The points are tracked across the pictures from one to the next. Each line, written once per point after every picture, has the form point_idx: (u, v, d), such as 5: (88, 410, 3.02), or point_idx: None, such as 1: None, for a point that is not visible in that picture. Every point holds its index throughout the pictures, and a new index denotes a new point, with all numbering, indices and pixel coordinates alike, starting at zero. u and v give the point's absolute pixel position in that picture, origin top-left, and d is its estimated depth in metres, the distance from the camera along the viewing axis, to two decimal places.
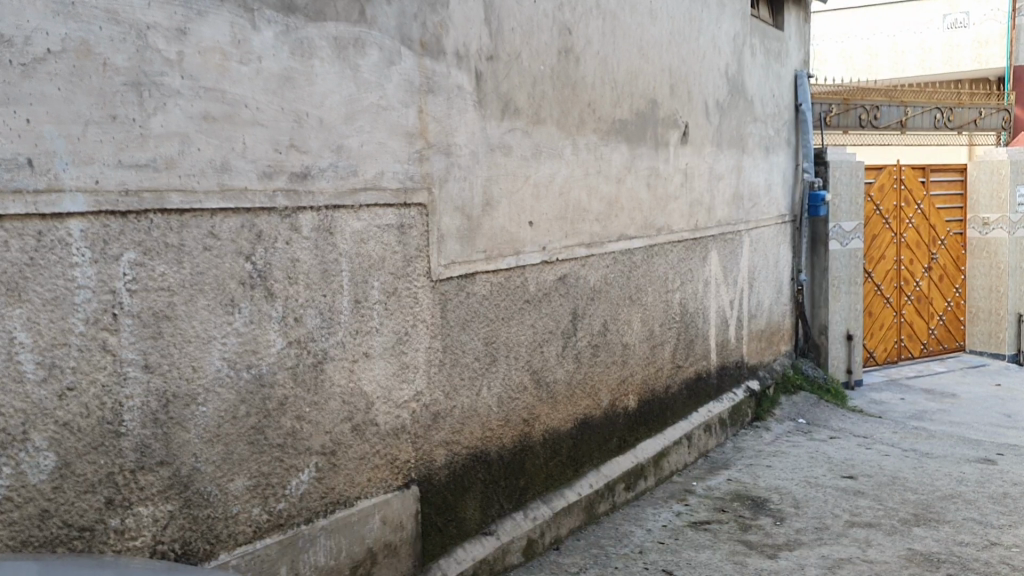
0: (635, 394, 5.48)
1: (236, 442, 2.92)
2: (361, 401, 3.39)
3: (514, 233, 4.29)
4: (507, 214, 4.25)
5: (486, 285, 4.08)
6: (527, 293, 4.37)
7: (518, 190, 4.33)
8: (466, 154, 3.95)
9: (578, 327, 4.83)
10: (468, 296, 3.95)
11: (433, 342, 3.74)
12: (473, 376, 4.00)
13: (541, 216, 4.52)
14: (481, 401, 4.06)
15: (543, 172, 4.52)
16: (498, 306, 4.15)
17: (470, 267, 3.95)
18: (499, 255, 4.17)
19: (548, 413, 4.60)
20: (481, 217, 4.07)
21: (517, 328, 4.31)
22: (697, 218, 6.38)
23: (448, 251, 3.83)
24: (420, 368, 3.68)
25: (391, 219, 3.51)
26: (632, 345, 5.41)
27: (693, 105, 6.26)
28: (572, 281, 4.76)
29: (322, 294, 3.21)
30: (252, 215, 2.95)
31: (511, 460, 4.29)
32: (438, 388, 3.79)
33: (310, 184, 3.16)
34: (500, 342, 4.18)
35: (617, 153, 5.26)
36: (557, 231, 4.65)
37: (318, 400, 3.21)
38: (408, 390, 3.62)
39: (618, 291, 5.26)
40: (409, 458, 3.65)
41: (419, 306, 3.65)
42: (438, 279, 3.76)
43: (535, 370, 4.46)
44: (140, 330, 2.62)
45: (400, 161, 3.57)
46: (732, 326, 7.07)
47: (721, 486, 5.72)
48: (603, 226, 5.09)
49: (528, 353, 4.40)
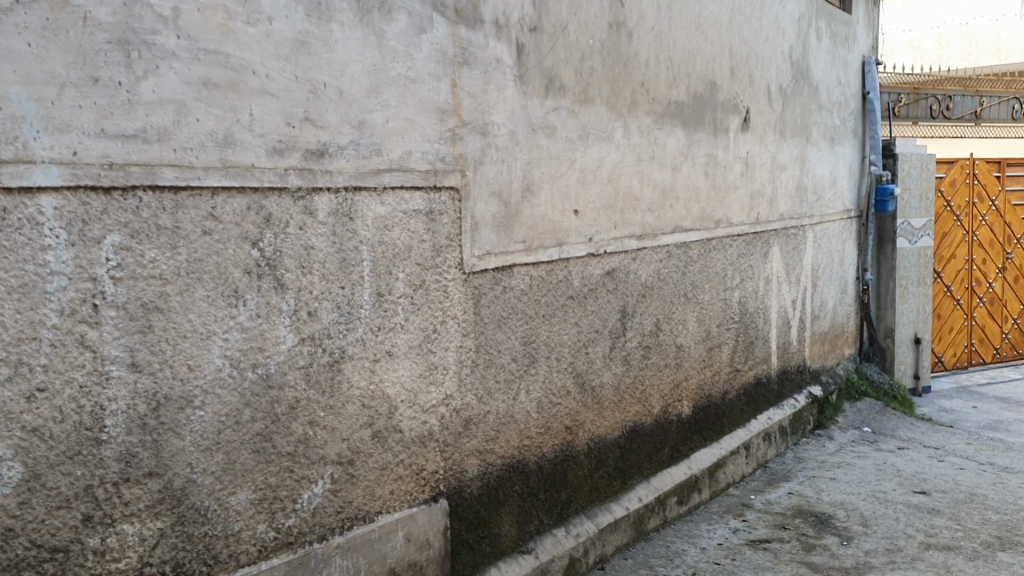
0: (689, 399, 5.08)
1: (239, 451, 2.59)
2: (384, 404, 3.05)
3: (557, 222, 3.93)
4: (550, 202, 3.88)
5: (526, 278, 3.72)
6: (571, 289, 4.00)
7: (562, 175, 3.96)
8: (505, 135, 3.59)
9: (628, 327, 4.45)
10: (505, 291, 3.59)
11: (465, 340, 3.39)
12: (509, 379, 3.65)
13: (588, 204, 4.15)
14: (519, 406, 3.71)
15: (591, 157, 4.15)
16: (538, 302, 3.79)
17: (507, 258, 3.60)
18: (540, 247, 3.81)
19: (594, 420, 4.22)
20: (521, 204, 3.71)
21: (560, 326, 3.94)
22: (759, 211, 5.95)
23: (483, 241, 3.48)
24: (450, 369, 3.33)
25: (420, 204, 3.17)
26: (687, 347, 5.01)
27: (754, 90, 5.83)
28: (621, 276, 4.38)
29: (340, 285, 2.88)
30: (260, 195, 2.61)
31: (551, 470, 3.93)
32: (470, 392, 3.44)
33: (327, 163, 2.82)
34: (540, 342, 3.82)
35: (673, 139, 4.85)
36: (605, 222, 4.28)
37: (334, 403, 2.87)
38: (437, 393, 3.28)
39: (672, 288, 4.86)
40: (437, 469, 3.30)
41: (449, 301, 3.31)
42: (472, 272, 3.41)
43: (579, 373, 4.10)
44: (125, 323, 2.31)
45: (430, 140, 3.22)
46: (794, 328, 6.62)
47: (782, 500, 5.30)
48: (656, 217, 4.70)
49: (571, 354, 4.03)
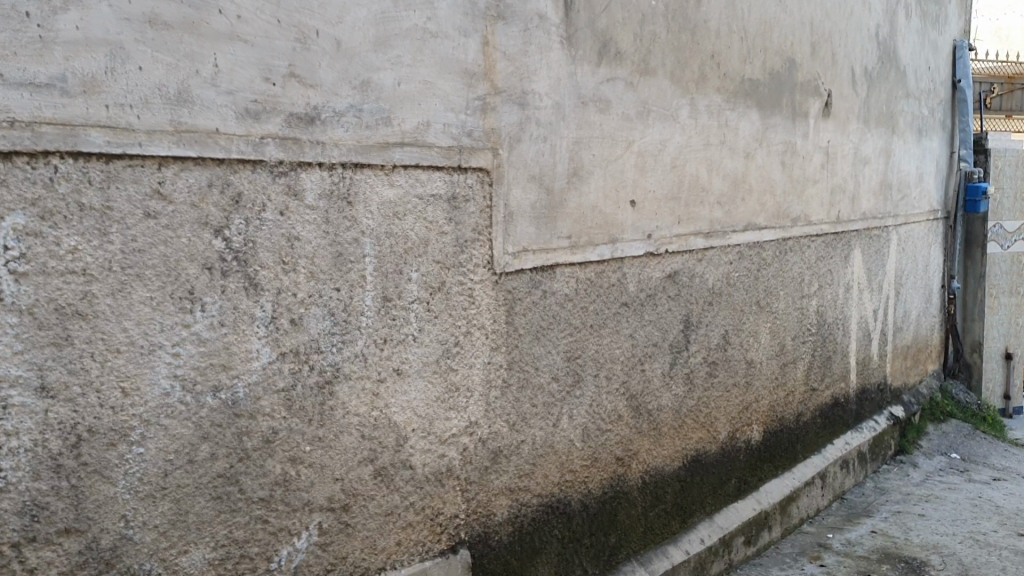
0: (759, 423, 4.42)
1: (193, 499, 2.01)
2: (390, 435, 2.46)
3: (610, 216, 3.30)
4: (602, 191, 3.26)
5: (571, 281, 3.10)
6: (626, 294, 3.38)
7: (618, 160, 3.33)
8: (548, 107, 2.97)
9: (691, 340, 3.80)
10: (545, 296, 2.98)
11: (494, 355, 2.78)
12: (548, 402, 3.04)
13: (647, 194, 3.52)
14: (560, 434, 3.10)
15: (651, 139, 3.51)
16: (586, 310, 3.17)
17: (549, 257, 2.99)
18: (588, 244, 3.19)
19: (649, 450, 3.60)
20: (566, 192, 3.09)
21: (611, 339, 3.32)
22: (840, 208, 5.26)
23: (518, 235, 2.87)
24: (475, 390, 2.73)
25: (439, 187, 2.56)
26: (757, 363, 4.35)
27: (838, 71, 5.13)
28: (684, 280, 3.74)
29: (334, 286, 2.29)
30: (227, 169, 2.03)
31: (598, 511, 3.32)
32: (500, 418, 2.84)
33: (319, 131, 2.23)
34: (587, 358, 3.20)
35: (746, 122, 4.19)
36: (667, 216, 3.64)
37: (324, 435, 2.28)
38: (458, 420, 2.67)
39: (743, 294, 4.20)
40: (457, 513, 2.70)
41: (476, 307, 2.71)
42: (504, 272, 2.80)
43: (633, 396, 3.47)
44: (31, 333, 1.74)
45: (455, 110, 2.62)
46: (875, 341, 5.91)
47: (864, 540, 4.60)
48: (726, 211, 4.05)
49: (624, 373, 3.41)
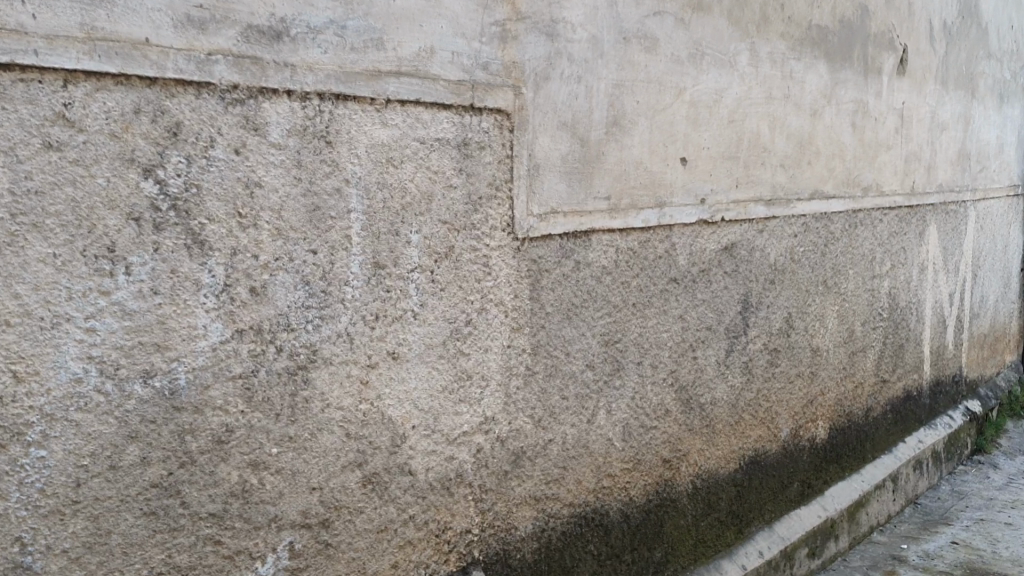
0: (824, 419, 3.90)
1: (117, 517, 1.57)
2: (382, 434, 1.99)
3: (656, 175, 2.80)
4: (648, 146, 2.76)
5: (611, 251, 2.61)
6: (675, 268, 2.87)
7: (667, 110, 2.82)
8: (582, 41, 2.48)
9: (750, 324, 3.29)
10: (578, 268, 2.49)
11: (516, 338, 2.30)
12: (582, 394, 2.55)
13: (700, 152, 3.01)
14: (597, 432, 2.62)
15: (706, 88, 3.00)
16: (628, 286, 2.68)
17: (583, 221, 2.50)
18: (630, 207, 2.69)
19: (701, 450, 3.11)
20: (605, 144, 2.59)
21: (658, 321, 2.83)
22: (915, 178, 4.68)
23: (546, 193, 2.38)
24: (492, 379, 2.25)
25: (446, 130, 2.08)
26: (823, 351, 3.82)
27: (914, 24, 4.55)
28: (743, 254, 3.22)
29: (309, 248, 1.82)
30: (161, 92, 1.58)
31: (641, 522, 2.84)
32: (524, 414, 2.36)
33: (289, 51, 1.77)
34: (629, 343, 2.71)
35: (813, 75, 3.65)
36: (723, 178, 3.12)
37: (296, 435, 1.82)
38: (470, 416, 2.20)
39: (809, 272, 3.67)
40: (469, 528, 2.24)
41: (492, 279, 2.23)
42: (528, 238, 2.32)
43: (682, 387, 2.98)
44: None
45: (466, 37, 2.14)
46: (951, 329, 5.33)
47: (944, 553, 4.05)
48: (790, 176, 3.52)
49: (672, 361, 2.91)
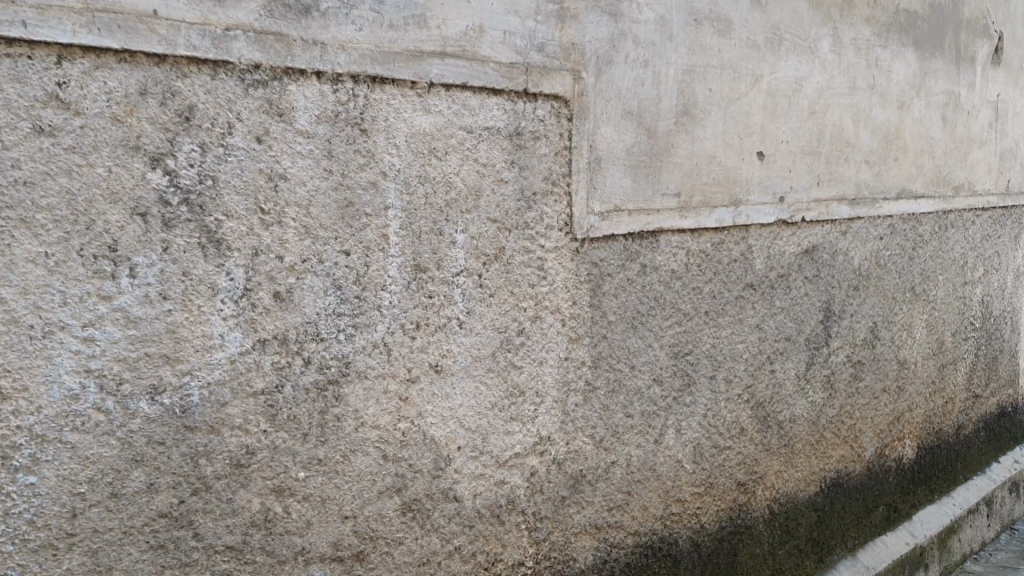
0: (912, 437, 3.59)
1: (119, 552, 1.39)
2: (424, 457, 1.79)
3: (731, 171, 2.56)
4: (722, 138, 2.51)
5: (681, 254, 2.37)
6: (751, 273, 2.62)
7: (743, 100, 2.57)
8: (649, 22, 2.25)
9: (832, 335, 3.02)
10: (645, 272, 2.26)
11: (574, 350, 2.08)
12: (649, 412, 2.32)
13: (778, 146, 2.75)
14: (664, 453, 2.38)
15: (785, 76, 2.74)
16: (699, 293, 2.44)
17: (650, 220, 2.27)
18: (702, 205, 2.45)
19: (779, 472, 2.85)
20: (675, 136, 2.36)
21: (732, 331, 2.58)
22: (1010, 177, 4.33)
23: (608, 190, 2.16)
24: (548, 395, 2.04)
25: (497, 118, 1.88)
26: (911, 364, 3.52)
27: (1011, 10, 4.21)
28: (825, 258, 2.95)
29: (341, 248, 1.63)
30: (171, 71, 1.40)
31: (713, 551, 2.59)
32: (584, 433, 2.14)
33: (318, 27, 1.57)
34: (700, 355, 2.47)
35: (901, 63, 3.35)
36: (803, 174, 2.86)
37: (327, 458, 1.63)
38: (523, 436, 1.99)
39: (897, 278, 3.37)
40: (521, 560, 2.02)
41: (549, 285, 2.01)
42: (588, 239, 2.10)
43: (759, 404, 2.72)
44: None
45: (520, 15, 1.93)
46: None
47: None
48: (876, 173, 3.24)
49: (748, 375, 2.66)
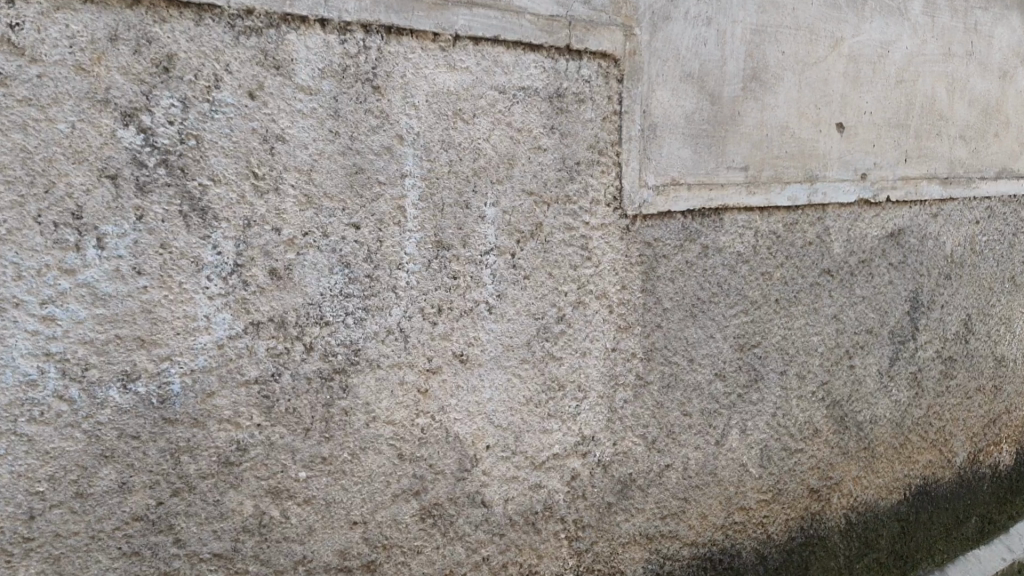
0: (1012, 441, 3.25)
1: (85, 558, 1.24)
2: (448, 457, 1.60)
3: (805, 143, 2.30)
4: (796, 107, 2.25)
5: (747, 235, 2.12)
6: (828, 258, 2.36)
7: (820, 65, 2.30)
8: None
9: (920, 328, 2.73)
10: (707, 255, 2.02)
11: (623, 340, 1.86)
12: (709, 410, 2.09)
13: (861, 117, 2.46)
14: (726, 456, 2.15)
15: (869, 39, 2.45)
16: (768, 279, 2.19)
17: (711, 197, 2.03)
18: (772, 181, 2.20)
19: (858, 479, 2.58)
20: (742, 103, 2.11)
21: (805, 322, 2.32)
22: None
23: (663, 161, 1.93)
24: (593, 390, 1.82)
25: (535, 77, 1.66)
26: (1011, 361, 3.18)
27: None
28: (913, 242, 2.66)
29: (349, 221, 1.44)
30: (147, 15, 1.23)
31: (781, 564, 2.35)
32: (634, 434, 1.92)
33: None
34: (768, 348, 2.23)
35: (1007, 27, 3.00)
36: (889, 149, 2.57)
37: (333, 457, 1.45)
38: (563, 435, 1.78)
39: (997, 266, 3.04)
40: (559, 571, 1.83)
41: (595, 267, 1.80)
42: (640, 216, 1.87)
43: (836, 404, 2.46)
44: None
45: None
46: None
47: None
48: (974, 150, 2.91)
49: (823, 370, 2.40)
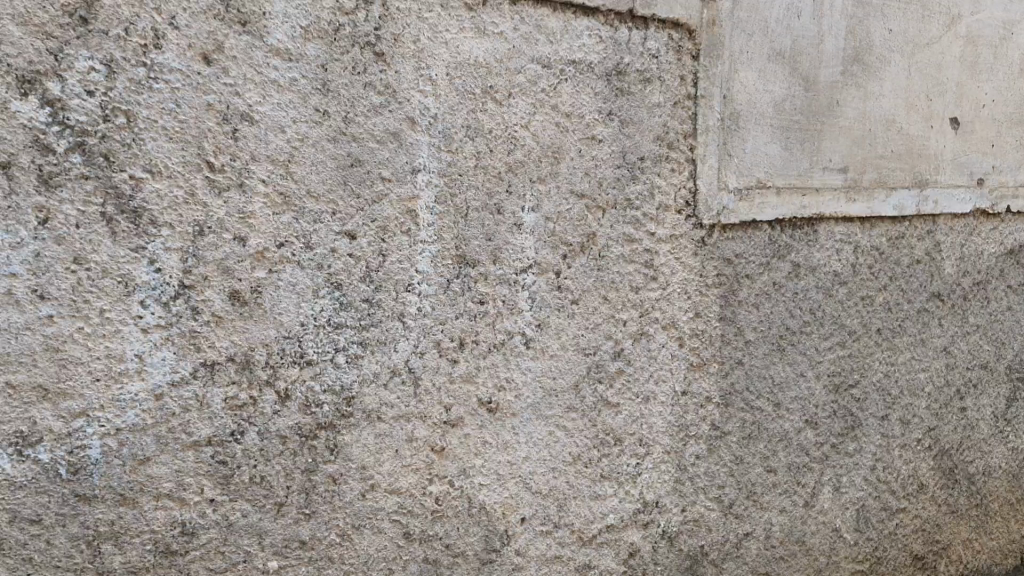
0: None
1: None
2: (470, 534, 1.25)
3: (914, 141, 1.90)
4: (904, 96, 1.85)
5: (845, 251, 1.74)
6: (938, 280, 1.96)
7: (933, 47, 1.90)
8: None
9: None
10: (798, 275, 1.64)
11: (695, 382, 1.49)
12: (798, 466, 1.70)
13: (982, 111, 2.04)
14: (817, 521, 1.77)
15: (992, 17, 2.02)
16: (869, 305, 1.80)
17: (803, 204, 1.65)
18: (875, 185, 1.81)
19: (969, 542, 2.17)
20: (841, 90, 1.72)
21: (910, 356, 1.92)
22: None
23: (746, 160, 1.55)
24: (657, 445, 1.45)
25: (589, 47, 1.31)
26: None
27: None
28: None
29: (342, 228, 1.10)
30: None
31: None
32: (708, 497, 1.54)
33: None
34: (868, 388, 1.84)
35: None
36: (1012, 149, 2.13)
37: (314, 540, 1.11)
38: (620, 502, 1.41)
39: None
40: None
41: (662, 290, 1.43)
42: (717, 228, 1.50)
43: (945, 454, 2.05)
44: None
45: None
46: None
47: None
48: None
49: (930, 414, 2.00)
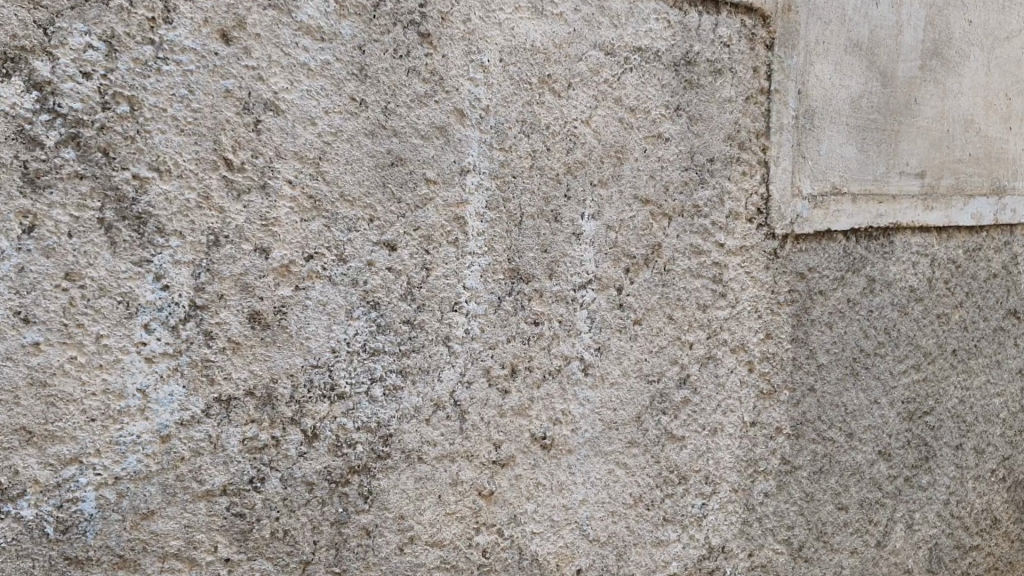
0: None
1: None
2: None
3: (991, 144, 1.73)
4: (983, 95, 1.69)
5: (922, 264, 1.57)
6: (1015, 295, 1.79)
7: (1012, 41, 1.74)
8: None
9: None
10: (874, 291, 1.48)
11: (766, 411, 1.33)
12: (871, 502, 1.54)
13: None
14: (889, 562, 1.60)
15: None
16: (945, 323, 1.64)
17: (881, 212, 1.49)
18: (953, 192, 1.65)
19: None
20: (918, 87, 1.56)
21: (986, 379, 1.76)
22: None
23: (821, 163, 1.39)
24: (725, 482, 1.29)
25: (656, 33, 1.15)
26: None
27: None
28: None
29: (381, 237, 0.94)
30: None
31: None
32: (778, 540, 1.38)
33: None
34: (943, 415, 1.67)
35: None
36: None
37: None
38: (684, 548, 1.25)
39: None
40: None
41: (732, 308, 1.27)
42: (791, 238, 1.34)
43: (1018, 485, 1.89)
44: None
45: None
46: None
47: None
48: None
49: (1005, 442, 1.83)
